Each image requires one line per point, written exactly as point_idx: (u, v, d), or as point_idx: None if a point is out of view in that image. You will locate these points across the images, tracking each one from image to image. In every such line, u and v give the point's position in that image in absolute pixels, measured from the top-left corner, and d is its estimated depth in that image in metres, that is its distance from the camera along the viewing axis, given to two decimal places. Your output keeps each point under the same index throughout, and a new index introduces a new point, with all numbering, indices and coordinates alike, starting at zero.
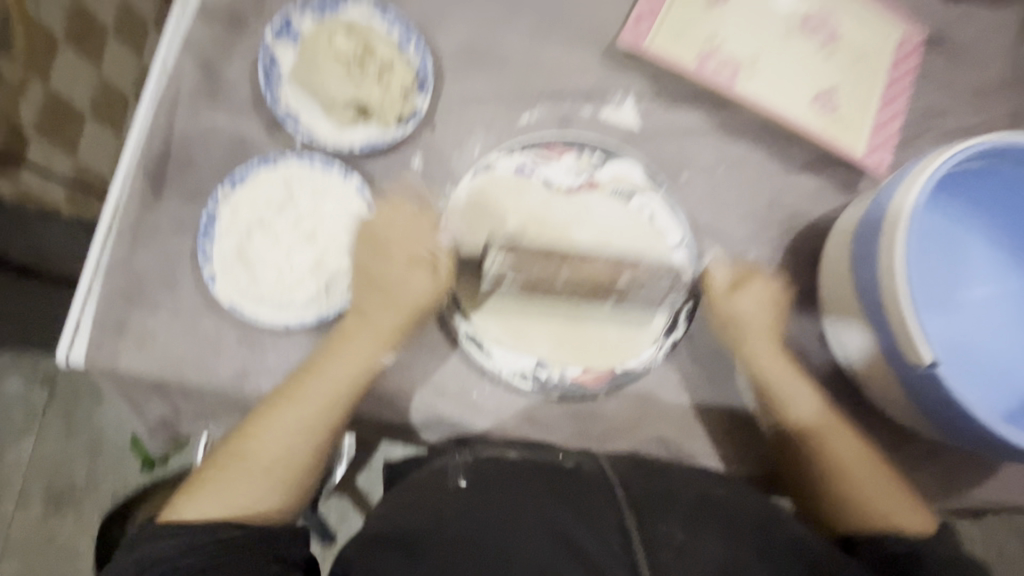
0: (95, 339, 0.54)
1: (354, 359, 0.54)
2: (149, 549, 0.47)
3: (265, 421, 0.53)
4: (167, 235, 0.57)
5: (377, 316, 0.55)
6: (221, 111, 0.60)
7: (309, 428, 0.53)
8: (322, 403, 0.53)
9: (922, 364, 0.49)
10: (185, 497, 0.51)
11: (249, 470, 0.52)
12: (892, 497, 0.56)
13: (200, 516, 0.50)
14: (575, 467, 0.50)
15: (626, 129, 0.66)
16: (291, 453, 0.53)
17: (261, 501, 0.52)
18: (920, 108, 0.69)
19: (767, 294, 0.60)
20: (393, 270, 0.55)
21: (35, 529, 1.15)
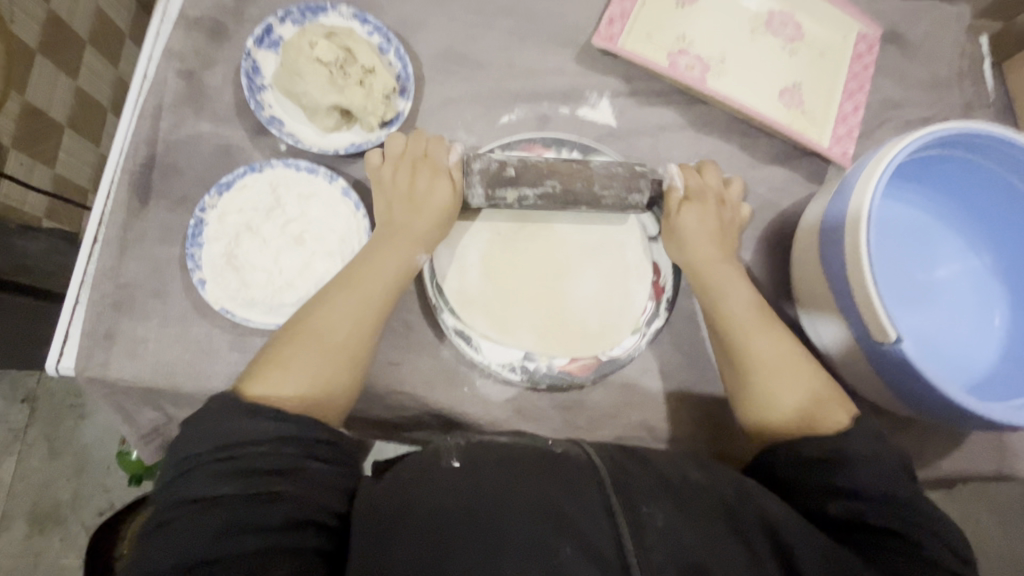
0: (84, 348, 0.54)
1: (378, 278, 0.54)
2: (242, 422, 0.45)
3: (355, 267, 0.54)
4: (154, 243, 0.57)
5: (407, 224, 0.56)
6: (205, 119, 0.61)
7: (369, 317, 0.53)
8: (362, 297, 0.53)
9: (888, 342, 0.52)
10: (266, 368, 0.49)
11: (325, 347, 0.50)
12: (806, 388, 0.54)
13: (298, 391, 0.49)
14: (562, 450, 0.51)
15: (603, 127, 0.68)
16: (352, 335, 0.52)
17: (337, 380, 0.51)
18: (879, 101, 0.73)
19: (715, 208, 0.61)
20: (417, 185, 0.57)
21: (18, 551, 1.12)
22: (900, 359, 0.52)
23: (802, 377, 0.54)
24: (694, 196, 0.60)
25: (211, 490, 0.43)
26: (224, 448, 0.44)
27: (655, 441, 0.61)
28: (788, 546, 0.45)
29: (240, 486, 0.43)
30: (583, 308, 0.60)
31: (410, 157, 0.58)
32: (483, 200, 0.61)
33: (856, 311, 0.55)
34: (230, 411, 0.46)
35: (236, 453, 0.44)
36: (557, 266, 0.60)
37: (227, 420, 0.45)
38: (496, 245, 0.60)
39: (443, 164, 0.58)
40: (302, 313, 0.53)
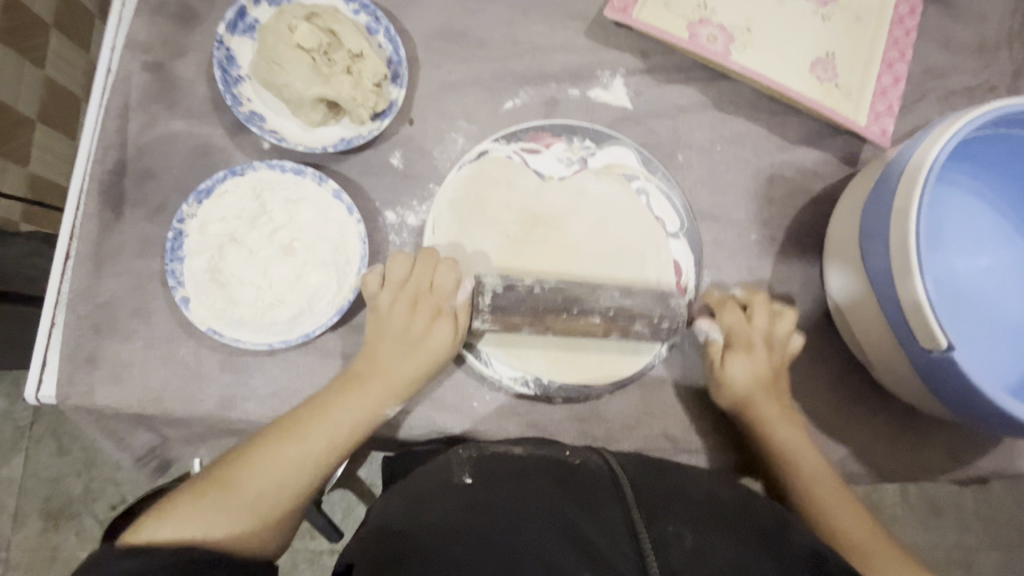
0: (65, 375, 0.50)
1: (353, 414, 0.49)
2: (114, 562, 0.38)
3: (225, 465, 0.47)
4: (131, 258, 0.53)
5: (392, 368, 0.51)
6: (178, 117, 0.55)
7: (303, 471, 0.47)
8: (293, 481, 0.46)
9: (937, 349, 0.47)
10: (157, 517, 0.43)
11: (260, 499, 0.45)
12: (889, 561, 0.49)
13: (180, 538, 0.42)
14: (580, 462, 0.49)
15: (617, 110, 0.62)
16: (296, 491, 0.47)
17: (240, 538, 0.45)
18: (920, 70, 0.66)
19: (764, 353, 0.55)
20: (414, 329, 0.51)
21: (35, 547, 1.08)
22: (948, 368, 0.48)
23: (806, 441, 0.55)
24: (739, 340, 0.55)
25: None
26: None
27: (678, 451, 0.57)
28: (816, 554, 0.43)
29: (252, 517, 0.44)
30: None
31: (409, 296, 0.51)
32: (490, 194, 0.56)
33: (899, 313, 0.50)
34: (110, 554, 0.38)
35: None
36: (565, 343, 0.55)
37: (99, 566, 0.38)
38: (506, 246, 0.55)
39: (449, 301, 0.51)
40: (228, 466, 0.47)
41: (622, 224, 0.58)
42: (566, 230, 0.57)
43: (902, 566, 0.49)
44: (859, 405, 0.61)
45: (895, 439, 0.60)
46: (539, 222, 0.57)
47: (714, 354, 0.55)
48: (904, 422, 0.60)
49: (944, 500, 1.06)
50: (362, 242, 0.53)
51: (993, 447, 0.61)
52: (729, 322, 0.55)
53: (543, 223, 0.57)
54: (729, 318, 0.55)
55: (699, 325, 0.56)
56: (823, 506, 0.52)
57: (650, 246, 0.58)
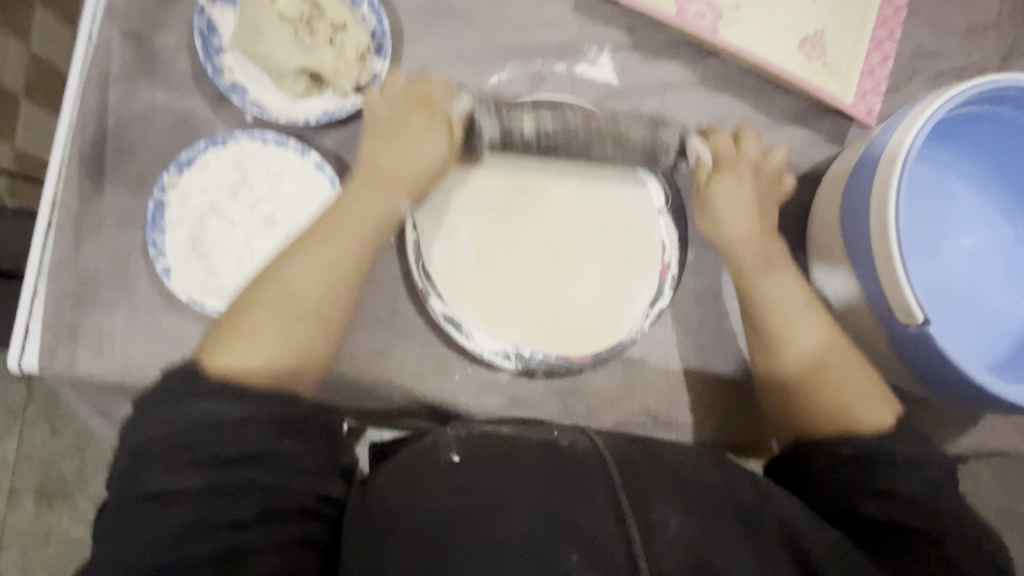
0: (47, 345, 0.50)
1: (373, 204, 0.52)
2: (192, 407, 0.41)
3: (261, 282, 0.48)
4: (113, 229, 0.53)
5: (393, 167, 0.53)
6: (159, 88, 0.54)
7: (348, 270, 0.50)
8: (333, 253, 0.49)
9: (914, 324, 0.48)
10: (225, 338, 0.46)
11: (295, 296, 0.48)
12: (856, 385, 0.52)
13: (249, 364, 0.44)
14: (570, 444, 0.48)
15: (604, 86, 0.62)
16: (335, 262, 0.49)
17: (309, 342, 0.48)
18: (909, 50, 0.65)
19: (750, 178, 0.58)
20: (412, 127, 0.54)
21: (30, 525, 1.09)
22: (923, 345, 0.48)
23: (853, 367, 0.53)
24: (725, 164, 0.58)
25: (172, 481, 0.39)
26: (176, 435, 0.40)
27: (658, 427, 0.58)
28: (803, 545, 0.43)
29: (207, 477, 0.39)
30: (584, 299, 0.56)
31: (405, 100, 0.55)
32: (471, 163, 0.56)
33: (878, 289, 0.50)
34: (179, 394, 0.42)
35: (198, 435, 0.40)
36: (550, 233, 0.56)
37: (174, 406, 0.41)
38: (489, 222, 0.55)
39: (443, 111, 0.55)
40: (272, 271, 0.49)
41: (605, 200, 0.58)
42: (551, 196, 0.56)
43: (879, 403, 0.51)
44: None
45: None
46: (533, 193, 0.56)
47: (704, 193, 0.58)
48: None
49: None
50: None
51: (972, 426, 0.61)
52: (717, 146, 0.59)
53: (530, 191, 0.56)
54: (718, 142, 0.59)
55: (693, 143, 0.58)
56: (818, 393, 0.52)
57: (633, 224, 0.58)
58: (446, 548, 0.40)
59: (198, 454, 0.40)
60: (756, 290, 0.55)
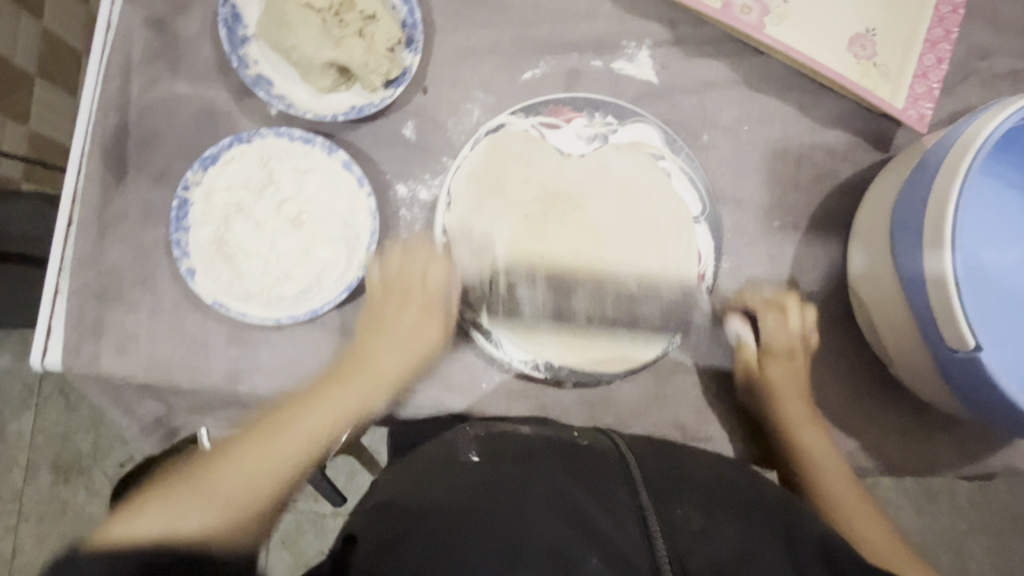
0: (70, 343, 0.49)
1: (344, 411, 0.49)
2: (110, 553, 0.35)
3: (184, 485, 0.44)
4: (136, 225, 0.51)
5: (378, 364, 0.51)
6: (181, 78, 0.52)
7: (287, 471, 0.46)
8: (308, 434, 0.48)
9: (964, 349, 0.46)
10: (128, 517, 0.40)
11: (226, 501, 0.43)
12: (887, 548, 0.51)
13: (151, 531, 0.39)
14: (588, 445, 0.49)
15: (642, 84, 0.59)
16: (273, 489, 0.46)
17: (247, 530, 0.42)
18: (964, 51, 0.62)
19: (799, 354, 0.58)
20: (418, 267, 0.52)
21: (46, 500, 1.10)
22: (972, 369, 0.47)
23: (799, 397, 0.57)
24: (766, 308, 0.58)
25: None
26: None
27: (686, 439, 0.57)
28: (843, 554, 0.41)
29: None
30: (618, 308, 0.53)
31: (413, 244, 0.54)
32: (507, 168, 0.53)
33: (926, 309, 0.48)
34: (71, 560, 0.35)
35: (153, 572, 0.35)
36: (580, 262, 0.52)
37: (85, 563, 0.35)
38: (522, 230, 0.52)
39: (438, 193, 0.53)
40: (209, 466, 0.45)
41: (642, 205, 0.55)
42: (587, 206, 0.53)
43: (873, 523, 0.53)
44: (873, 400, 0.60)
45: (908, 434, 0.59)
46: (565, 211, 0.53)
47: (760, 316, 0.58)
48: (918, 417, 0.60)
49: (939, 488, 1.07)
50: (372, 217, 0.52)
51: (1007, 446, 0.60)
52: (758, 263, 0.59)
53: (568, 199, 0.53)
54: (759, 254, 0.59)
55: (727, 256, 0.59)
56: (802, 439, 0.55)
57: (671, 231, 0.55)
58: (462, 539, 0.39)
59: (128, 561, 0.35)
60: (750, 355, 0.58)
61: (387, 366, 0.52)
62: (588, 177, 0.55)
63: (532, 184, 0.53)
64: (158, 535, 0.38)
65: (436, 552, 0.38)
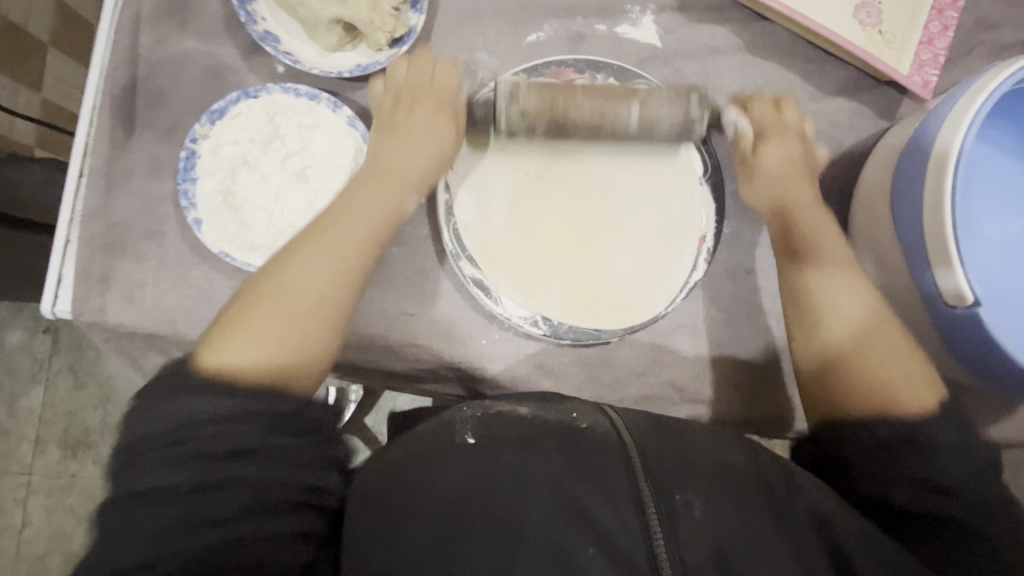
0: (79, 292, 0.51)
1: (374, 197, 0.50)
2: (186, 402, 0.39)
3: (263, 282, 0.47)
4: (144, 179, 0.52)
5: (399, 166, 0.51)
6: (190, 36, 0.53)
7: (345, 274, 0.48)
8: (327, 253, 0.47)
9: (962, 306, 0.46)
10: (223, 338, 0.44)
11: (300, 298, 0.46)
12: (904, 372, 0.49)
13: (251, 363, 0.43)
14: (590, 426, 0.46)
15: (645, 49, 0.59)
16: (330, 290, 0.47)
17: (298, 342, 0.45)
18: (971, 20, 0.62)
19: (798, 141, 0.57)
20: (415, 119, 0.52)
21: (54, 473, 1.12)
22: (971, 327, 0.46)
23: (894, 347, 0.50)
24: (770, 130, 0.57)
25: (165, 477, 0.37)
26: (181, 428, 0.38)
27: (684, 401, 0.57)
28: (838, 539, 0.42)
29: (200, 472, 0.37)
30: (619, 269, 0.54)
31: (412, 87, 0.53)
32: None
33: (925, 267, 0.48)
34: (167, 391, 0.40)
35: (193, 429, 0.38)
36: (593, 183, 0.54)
37: (169, 401, 0.39)
38: (523, 186, 0.53)
39: (449, 99, 0.54)
40: (280, 262, 0.47)
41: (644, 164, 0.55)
42: (589, 161, 0.54)
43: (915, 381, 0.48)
44: None
45: None
46: (566, 163, 0.54)
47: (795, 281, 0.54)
48: None
49: None
50: None
51: (1009, 416, 0.59)
52: (760, 116, 0.58)
53: (568, 155, 0.54)
54: (761, 112, 0.58)
55: (728, 116, 0.58)
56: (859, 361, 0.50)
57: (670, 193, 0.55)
58: (460, 538, 0.40)
59: (183, 452, 0.37)
60: (815, 339, 0.52)
61: (411, 197, 0.52)
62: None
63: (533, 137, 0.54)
64: (234, 410, 0.40)
65: (432, 553, 0.39)
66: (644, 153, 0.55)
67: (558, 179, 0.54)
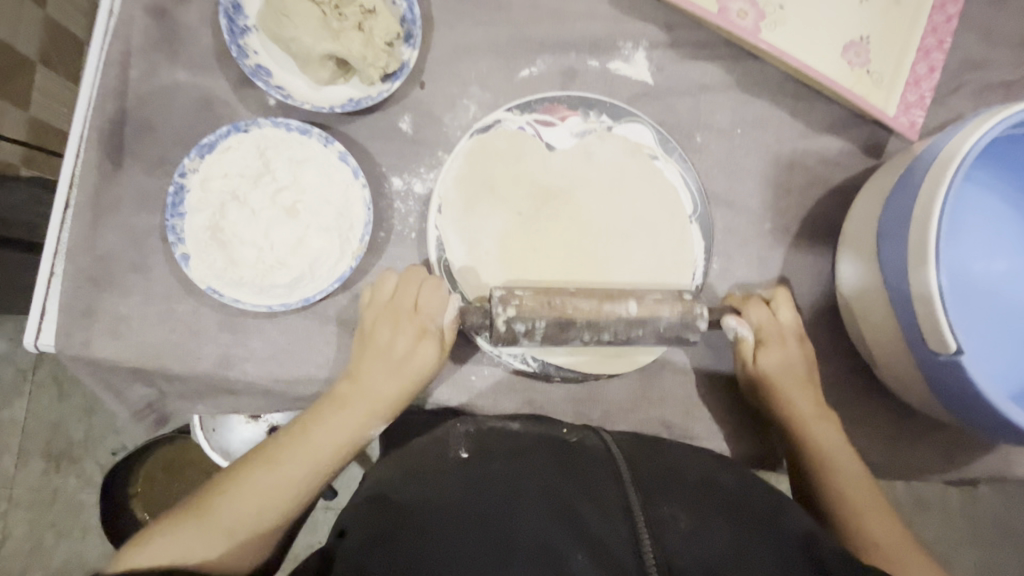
0: (62, 326, 0.50)
1: (330, 437, 0.49)
2: None
3: (209, 499, 0.46)
4: (131, 211, 0.52)
5: (375, 390, 0.50)
6: (180, 67, 0.53)
7: (290, 486, 0.47)
8: (267, 495, 0.46)
9: (945, 353, 0.47)
10: (138, 542, 0.43)
11: (229, 534, 0.45)
12: (881, 523, 0.50)
13: (159, 562, 0.42)
14: (579, 442, 0.49)
15: (637, 84, 0.60)
16: (267, 508, 0.46)
17: (231, 561, 0.44)
18: (956, 62, 0.63)
19: (797, 346, 0.55)
20: (397, 344, 0.50)
21: (36, 487, 1.10)
22: (954, 372, 0.47)
23: (844, 446, 0.53)
24: (768, 335, 0.55)
25: None
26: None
27: (672, 437, 0.57)
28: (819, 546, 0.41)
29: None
30: (619, 306, 0.54)
31: (394, 312, 0.51)
32: (500, 162, 0.54)
33: (909, 312, 0.49)
34: None
35: None
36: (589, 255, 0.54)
37: None
38: (517, 225, 0.53)
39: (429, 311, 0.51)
40: (212, 501, 0.46)
41: (636, 198, 0.55)
42: (579, 197, 0.54)
43: (902, 533, 0.50)
44: (859, 403, 0.60)
45: (891, 439, 0.60)
46: (555, 197, 0.54)
47: (755, 372, 0.55)
48: (901, 422, 0.60)
49: (927, 495, 1.07)
50: (366, 208, 0.52)
51: (992, 453, 0.60)
52: (759, 317, 0.55)
53: (558, 194, 0.54)
54: (757, 315, 0.55)
55: (733, 306, 0.56)
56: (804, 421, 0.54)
57: (664, 224, 0.55)
58: (449, 541, 0.39)
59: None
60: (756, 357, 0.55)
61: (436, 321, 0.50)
62: (577, 174, 0.55)
63: (521, 178, 0.54)
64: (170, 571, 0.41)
65: (419, 558, 0.38)
66: (635, 237, 0.55)
67: (545, 225, 0.54)
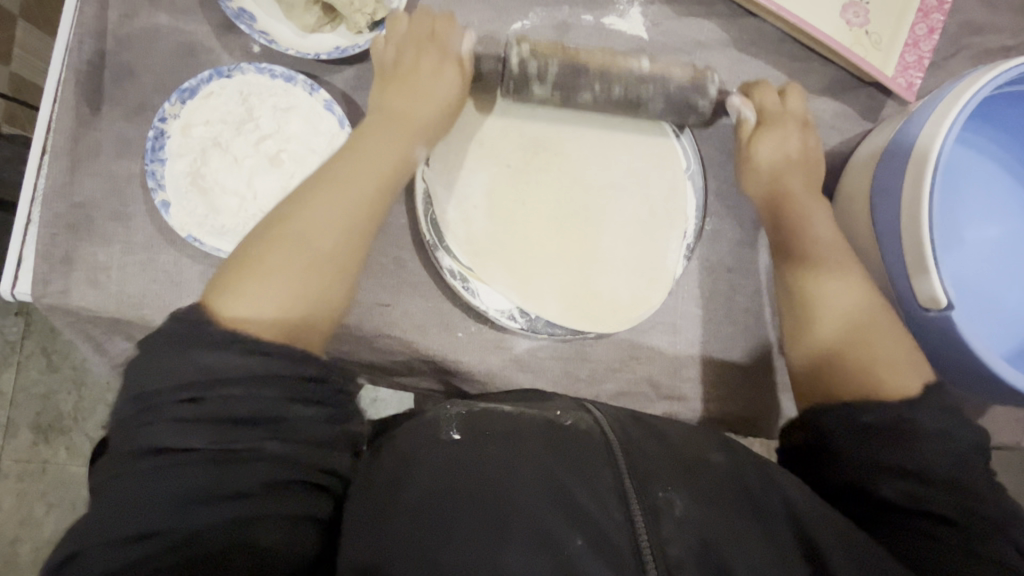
0: (39, 274, 0.49)
1: (370, 172, 0.48)
2: (176, 438, 0.36)
3: (267, 232, 0.44)
4: (110, 157, 0.50)
5: (402, 109, 0.51)
6: (161, 11, 0.51)
7: (362, 212, 0.47)
8: (342, 197, 0.46)
9: (935, 308, 0.46)
10: (234, 286, 0.42)
11: (305, 242, 0.44)
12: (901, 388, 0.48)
13: (264, 317, 0.42)
14: (572, 424, 0.45)
15: (632, 40, 0.58)
16: (337, 240, 0.45)
17: (313, 296, 0.44)
18: (956, 25, 0.62)
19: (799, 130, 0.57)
20: (422, 65, 0.52)
21: (25, 458, 1.09)
22: (944, 329, 0.46)
23: (896, 336, 0.49)
24: (771, 118, 0.57)
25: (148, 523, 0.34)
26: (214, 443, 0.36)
27: (660, 397, 0.57)
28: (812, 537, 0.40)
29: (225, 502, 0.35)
30: (611, 264, 0.54)
31: (417, 35, 0.52)
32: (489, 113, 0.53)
33: (901, 268, 0.48)
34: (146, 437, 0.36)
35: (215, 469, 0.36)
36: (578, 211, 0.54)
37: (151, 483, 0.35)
38: (503, 177, 0.53)
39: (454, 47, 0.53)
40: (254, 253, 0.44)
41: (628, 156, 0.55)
42: (571, 152, 0.54)
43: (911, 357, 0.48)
44: None
45: None
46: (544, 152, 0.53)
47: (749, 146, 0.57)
48: None
49: None
50: None
51: (981, 419, 0.60)
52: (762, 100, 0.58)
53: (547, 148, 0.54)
54: (763, 98, 0.58)
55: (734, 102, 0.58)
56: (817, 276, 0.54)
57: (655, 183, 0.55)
58: (445, 531, 0.38)
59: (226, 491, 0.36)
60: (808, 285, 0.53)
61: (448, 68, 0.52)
62: (568, 128, 0.54)
63: (511, 131, 0.53)
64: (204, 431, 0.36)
65: (412, 550, 0.37)
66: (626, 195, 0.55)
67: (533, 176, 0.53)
